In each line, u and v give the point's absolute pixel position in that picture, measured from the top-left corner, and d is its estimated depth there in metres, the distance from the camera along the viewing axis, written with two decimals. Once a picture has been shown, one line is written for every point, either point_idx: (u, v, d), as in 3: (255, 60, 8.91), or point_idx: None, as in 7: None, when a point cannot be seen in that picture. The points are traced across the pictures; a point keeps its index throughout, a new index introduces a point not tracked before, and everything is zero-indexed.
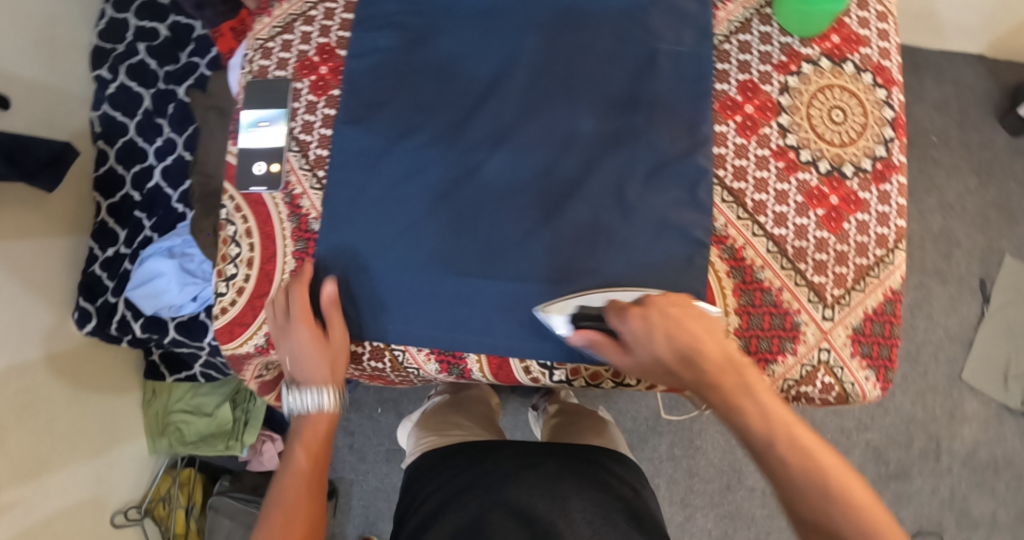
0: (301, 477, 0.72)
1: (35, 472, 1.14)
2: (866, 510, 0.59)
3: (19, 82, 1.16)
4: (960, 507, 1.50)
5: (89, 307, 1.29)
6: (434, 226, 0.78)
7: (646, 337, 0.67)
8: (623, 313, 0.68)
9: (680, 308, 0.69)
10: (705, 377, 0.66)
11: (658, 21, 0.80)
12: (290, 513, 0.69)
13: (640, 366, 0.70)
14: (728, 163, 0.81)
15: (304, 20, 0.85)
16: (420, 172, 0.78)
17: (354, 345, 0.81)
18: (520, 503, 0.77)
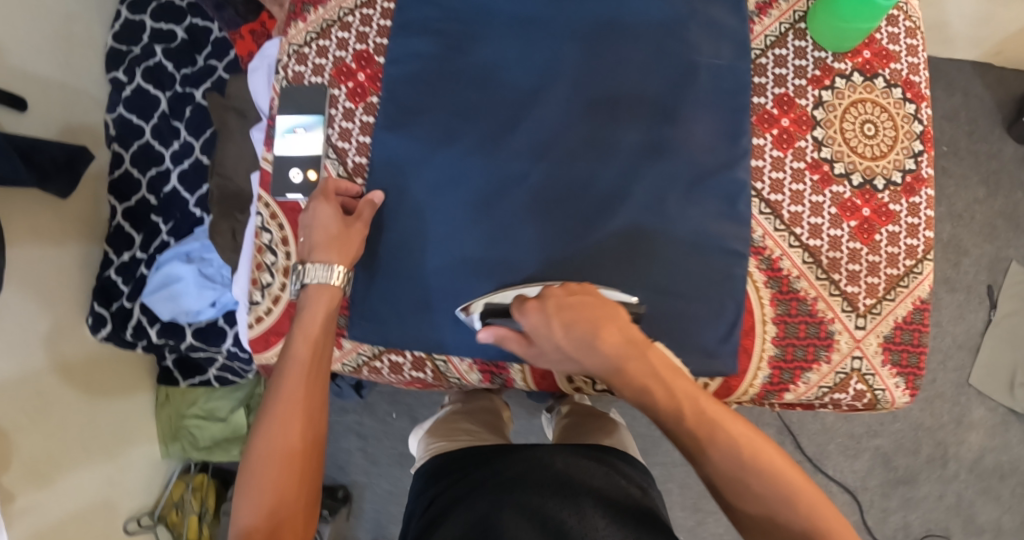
0: (302, 366, 0.70)
1: (48, 476, 1.12)
2: (781, 473, 0.62)
3: (34, 84, 1.15)
4: (966, 513, 1.53)
5: (104, 312, 1.28)
6: (475, 235, 0.78)
7: (544, 326, 0.67)
8: (523, 306, 0.69)
9: (577, 293, 0.68)
10: (605, 366, 0.67)
11: (697, 36, 0.80)
12: (288, 406, 0.67)
13: (542, 356, 0.70)
14: (765, 175, 0.84)
15: (339, 26, 0.84)
16: (462, 180, 0.78)
17: (395, 355, 0.81)
18: (530, 502, 0.72)
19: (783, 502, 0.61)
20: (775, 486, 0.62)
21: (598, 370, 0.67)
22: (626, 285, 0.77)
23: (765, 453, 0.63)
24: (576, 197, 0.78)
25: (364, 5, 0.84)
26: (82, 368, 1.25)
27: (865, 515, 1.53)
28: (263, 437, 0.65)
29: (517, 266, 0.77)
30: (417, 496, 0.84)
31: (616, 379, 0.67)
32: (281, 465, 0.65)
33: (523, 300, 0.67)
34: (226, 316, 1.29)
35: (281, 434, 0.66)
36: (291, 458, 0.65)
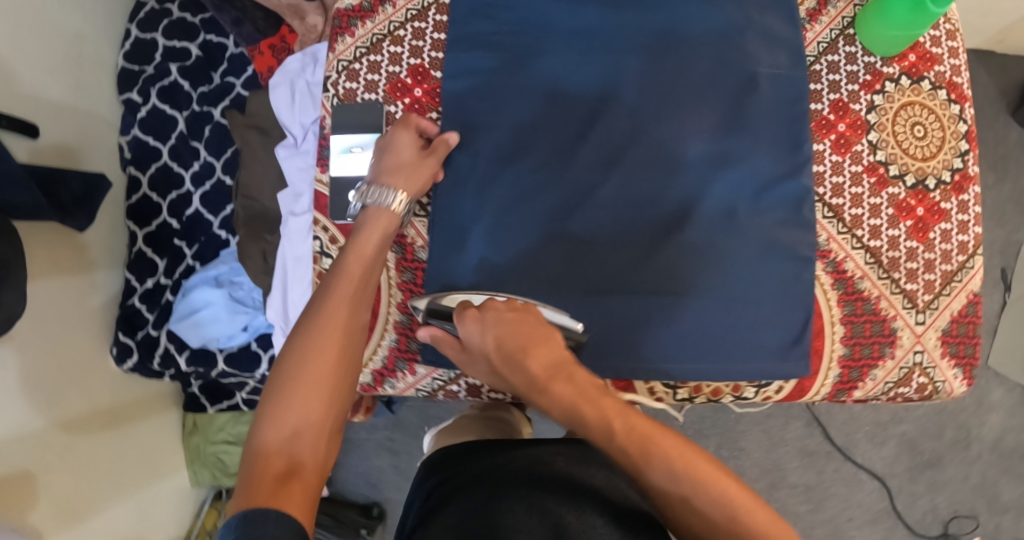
0: (348, 280, 0.69)
1: (80, 515, 1.06)
2: (713, 481, 0.59)
3: (47, 106, 1.09)
4: (991, 493, 1.48)
5: (129, 342, 1.23)
6: (551, 255, 0.77)
7: (472, 334, 0.68)
8: (461, 313, 0.70)
9: (508, 306, 0.69)
10: (529, 381, 0.67)
11: (755, 45, 0.80)
12: (332, 319, 0.67)
13: (470, 363, 0.71)
14: (826, 180, 0.86)
15: (391, 40, 0.82)
16: (536, 195, 0.78)
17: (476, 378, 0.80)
18: (531, 499, 0.66)
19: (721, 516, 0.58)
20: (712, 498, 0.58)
21: (522, 385, 0.68)
22: (690, 294, 0.78)
23: (702, 466, 0.60)
24: (637, 224, 0.78)
25: (416, 18, 0.82)
26: (108, 399, 1.19)
27: (894, 500, 1.47)
28: (301, 345, 0.65)
29: (593, 282, 0.77)
30: (417, 486, 0.79)
31: (540, 395, 0.67)
32: (311, 383, 0.63)
33: (459, 309, 0.68)
34: (259, 339, 1.26)
35: (316, 352, 0.65)
36: (321, 378, 0.64)
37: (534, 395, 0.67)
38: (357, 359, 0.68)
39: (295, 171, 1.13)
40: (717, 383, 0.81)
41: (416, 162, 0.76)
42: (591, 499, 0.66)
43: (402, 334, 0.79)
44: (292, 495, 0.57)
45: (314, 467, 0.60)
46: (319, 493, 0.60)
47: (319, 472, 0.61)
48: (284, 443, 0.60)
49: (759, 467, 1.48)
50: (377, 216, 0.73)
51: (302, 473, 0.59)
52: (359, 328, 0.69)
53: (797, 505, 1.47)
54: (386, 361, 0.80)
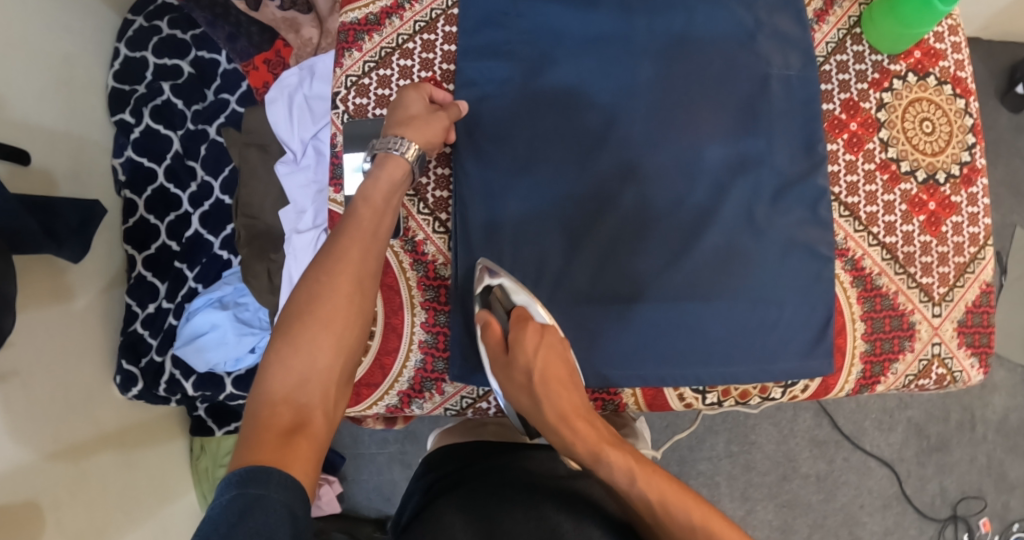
0: (357, 229, 0.69)
1: None
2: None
3: (39, 132, 1.06)
4: (997, 472, 1.46)
5: (134, 369, 1.18)
6: (579, 267, 0.79)
7: (525, 346, 0.71)
8: (520, 327, 0.73)
9: (559, 338, 0.74)
10: (561, 412, 0.70)
11: (767, 46, 0.84)
12: (341, 267, 0.67)
13: (508, 379, 0.73)
14: (841, 180, 0.86)
15: (400, 53, 0.85)
16: (560, 202, 0.80)
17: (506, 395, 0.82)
18: (533, 501, 0.68)
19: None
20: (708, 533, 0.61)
21: (553, 413, 0.70)
22: (715, 297, 0.79)
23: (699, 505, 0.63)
24: (660, 234, 0.80)
25: (424, 30, 0.85)
26: (115, 425, 1.15)
27: (903, 485, 1.45)
28: (311, 295, 0.65)
29: (620, 290, 0.79)
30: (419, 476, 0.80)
31: (568, 427, 0.69)
32: (321, 337, 0.64)
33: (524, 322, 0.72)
34: None
35: (327, 303, 0.65)
36: (331, 332, 0.64)
37: (557, 427, 0.69)
38: (367, 312, 0.68)
39: (295, 188, 1.10)
40: (745, 385, 0.82)
41: (427, 116, 0.76)
42: (589, 508, 0.68)
43: (429, 354, 0.81)
44: (299, 449, 0.58)
45: (320, 421, 0.61)
46: (325, 446, 0.61)
47: (326, 424, 0.62)
48: (292, 395, 0.61)
49: (770, 460, 1.45)
50: (387, 164, 0.73)
51: (308, 426, 0.60)
52: (369, 279, 0.69)
53: (809, 495, 1.44)
54: (413, 382, 0.81)
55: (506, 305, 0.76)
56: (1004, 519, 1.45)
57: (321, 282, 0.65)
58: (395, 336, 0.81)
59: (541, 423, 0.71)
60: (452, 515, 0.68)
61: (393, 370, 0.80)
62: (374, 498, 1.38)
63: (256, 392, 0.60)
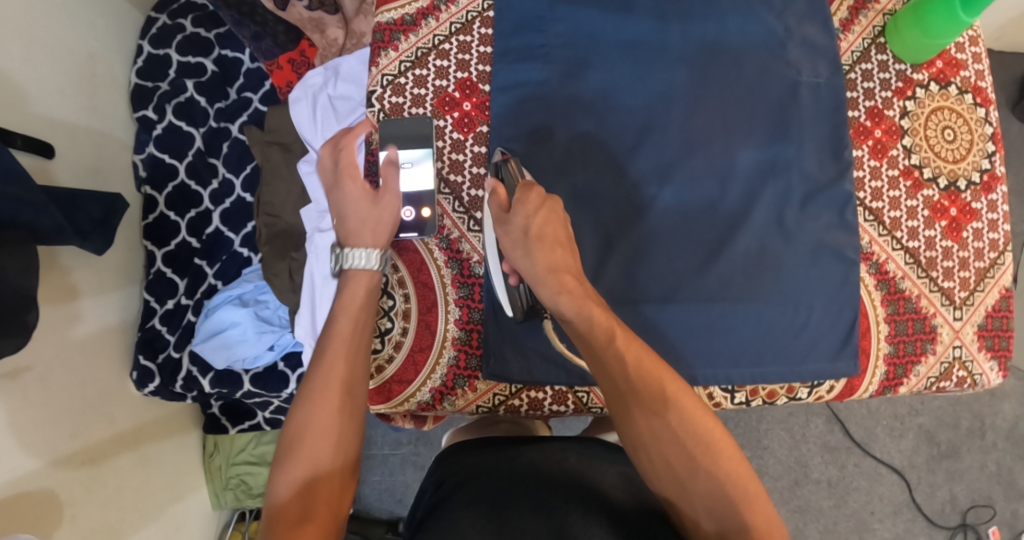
0: (342, 336, 0.70)
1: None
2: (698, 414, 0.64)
3: (61, 127, 1.05)
4: (1007, 480, 1.47)
5: (151, 365, 1.17)
6: (611, 267, 0.80)
7: (527, 205, 0.70)
8: (526, 188, 0.71)
9: (563, 208, 0.72)
10: (552, 267, 0.68)
11: (795, 54, 0.85)
12: (329, 374, 0.67)
13: (502, 233, 0.72)
14: (866, 185, 0.86)
15: (436, 54, 0.86)
16: (593, 203, 0.81)
17: (536, 391, 0.83)
18: (544, 499, 0.68)
19: (698, 450, 0.63)
20: (693, 428, 0.63)
21: (542, 266, 0.68)
22: (744, 300, 0.80)
23: (685, 396, 0.65)
24: (688, 239, 0.82)
25: (460, 31, 0.87)
26: (131, 423, 1.13)
27: (913, 492, 1.45)
28: (303, 405, 0.66)
29: (652, 290, 0.80)
30: (430, 475, 0.80)
31: (556, 280, 0.68)
32: (319, 440, 0.64)
33: (529, 184, 0.70)
34: (286, 359, 1.23)
35: (318, 409, 0.65)
36: (328, 438, 0.65)
37: (546, 279, 0.68)
38: (359, 408, 0.68)
39: (317, 188, 1.08)
40: (772, 385, 0.83)
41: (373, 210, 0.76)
42: (599, 502, 0.68)
43: (462, 351, 0.82)
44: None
45: (326, 524, 0.62)
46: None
47: (333, 524, 0.63)
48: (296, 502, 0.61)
49: (782, 465, 1.45)
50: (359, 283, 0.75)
51: (316, 524, 0.61)
52: (359, 381, 0.69)
53: (821, 501, 1.44)
54: (445, 379, 0.82)
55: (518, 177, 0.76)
56: (1013, 528, 1.45)
57: (311, 392, 0.66)
58: (428, 333, 0.82)
59: (530, 276, 0.69)
60: (460, 510, 0.68)
61: (426, 367, 0.81)
62: (385, 499, 1.37)
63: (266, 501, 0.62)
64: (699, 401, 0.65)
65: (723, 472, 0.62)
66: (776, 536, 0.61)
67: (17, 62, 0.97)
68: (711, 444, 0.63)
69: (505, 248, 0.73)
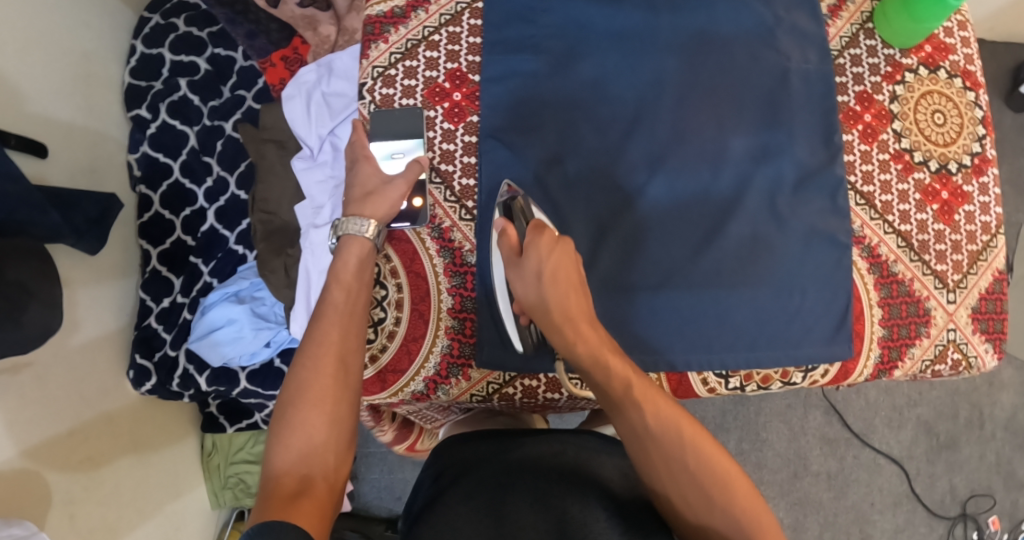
0: (335, 309, 0.71)
1: None
2: (717, 461, 0.62)
3: (56, 126, 1.05)
4: (1006, 470, 1.46)
5: (147, 364, 1.17)
6: (605, 254, 0.80)
7: (539, 247, 0.68)
8: (539, 230, 0.70)
9: (575, 248, 0.70)
10: (568, 313, 0.67)
11: (785, 41, 0.86)
12: (322, 345, 0.68)
13: (514, 277, 0.70)
14: (857, 169, 0.87)
15: (426, 45, 0.87)
16: (586, 190, 0.82)
17: (530, 379, 0.83)
18: (541, 492, 0.68)
19: (717, 492, 0.61)
20: (711, 470, 0.62)
21: (558, 312, 0.67)
22: (738, 285, 0.81)
23: (703, 439, 0.63)
24: (681, 226, 0.82)
25: (450, 23, 0.87)
26: (128, 419, 1.13)
27: (913, 483, 1.45)
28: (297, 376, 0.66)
29: (645, 276, 0.80)
30: (427, 467, 0.80)
31: (572, 328, 0.66)
32: (312, 409, 0.64)
33: (541, 227, 0.69)
34: (283, 355, 1.21)
35: (313, 380, 0.66)
36: (322, 408, 0.65)
37: (562, 327, 0.67)
38: (355, 379, 0.68)
39: (312, 184, 1.08)
40: (767, 369, 0.83)
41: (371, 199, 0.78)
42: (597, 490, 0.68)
43: (455, 339, 0.82)
44: (303, 517, 0.59)
45: (324, 488, 0.62)
46: (330, 511, 0.62)
47: (331, 490, 0.63)
48: (294, 469, 0.62)
49: (781, 458, 1.44)
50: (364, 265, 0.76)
51: (312, 492, 0.61)
52: (353, 353, 0.69)
53: (820, 493, 1.44)
54: (439, 367, 0.82)
55: (528, 215, 0.74)
56: (1013, 518, 1.45)
57: (306, 363, 0.66)
58: (422, 322, 0.82)
59: (545, 324, 0.68)
60: (459, 511, 0.68)
61: (420, 356, 0.81)
62: (385, 496, 1.36)
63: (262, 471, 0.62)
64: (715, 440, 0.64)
65: (744, 515, 0.61)
66: None
67: (12, 62, 0.98)
68: (732, 488, 0.61)
69: (518, 291, 0.71)
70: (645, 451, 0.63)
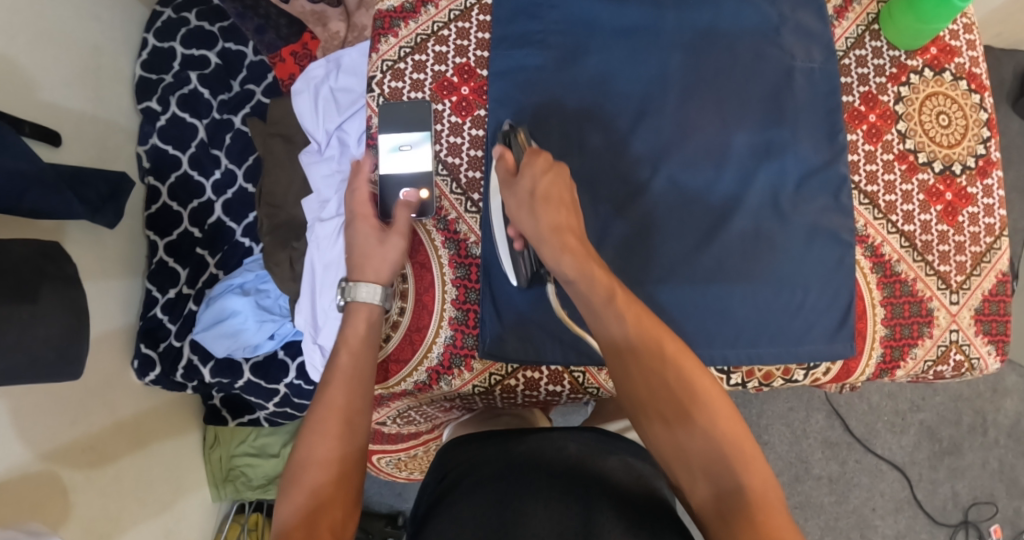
0: (342, 372, 0.71)
1: (109, 535, 1.01)
2: (695, 379, 0.60)
3: (67, 116, 1.06)
4: (1009, 477, 1.46)
5: (152, 353, 1.17)
6: (609, 248, 0.81)
7: (534, 167, 0.72)
8: (535, 153, 0.74)
9: (569, 174, 0.74)
10: (554, 226, 0.70)
11: (790, 41, 0.86)
12: (328, 407, 0.68)
13: (508, 194, 0.74)
14: (861, 169, 0.87)
15: (435, 40, 0.87)
16: (589, 186, 0.82)
17: (532, 371, 0.84)
18: (548, 492, 0.67)
19: (699, 417, 0.59)
20: (694, 391, 0.60)
21: (546, 224, 0.70)
22: (741, 281, 0.81)
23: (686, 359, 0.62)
24: (685, 223, 0.82)
25: (458, 18, 0.88)
26: (133, 414, 1.13)
27: (914, 489, 1.44)
28: (304, 440, 0.65)
29: (648, 272, 0.81)
30: (433, 469, 0.81)
31: (558, 240, 0.69)
32: (318, 470, 0.63)
33: (537, 149, 0.73)
34: (286, 347, 1.22)
35: (319, 440, 0.65)
36: (327, 468, 0.63)
37: (550, 237, 0.69)
38: (361, 440, 0.67)
39: (318, 178, 1.09)
40: (768, 366, 0.84)
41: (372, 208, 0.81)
42: (600, 487, 0.68)
43: (457, 330, 0.83)
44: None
45: None
46: None
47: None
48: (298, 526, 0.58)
49: (782, 460, 1.44)
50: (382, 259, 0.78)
51: None
52: (361, 415, 0.69)
53: (821, 496, 1.43)
54: (442, 358, 0.83)
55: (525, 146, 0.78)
56: (1015, 526, 1.44)
57: (313, 425, 0.66)
58: (426, 313, 0.83)
59: (532, 234, 0.71)
60: (461, 506, 0.68)
61: (423, 347, 0.82)
62: (385, 493, 1.37)
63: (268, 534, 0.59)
64: (697, 364, 0.62)
65: (721, 434, 0.58)
66: (774, 504, 0.55)
67: (23, 50, 0.99)
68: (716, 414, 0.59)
69: (511, 209, 0.74)
70: (624, 362, 0.63)
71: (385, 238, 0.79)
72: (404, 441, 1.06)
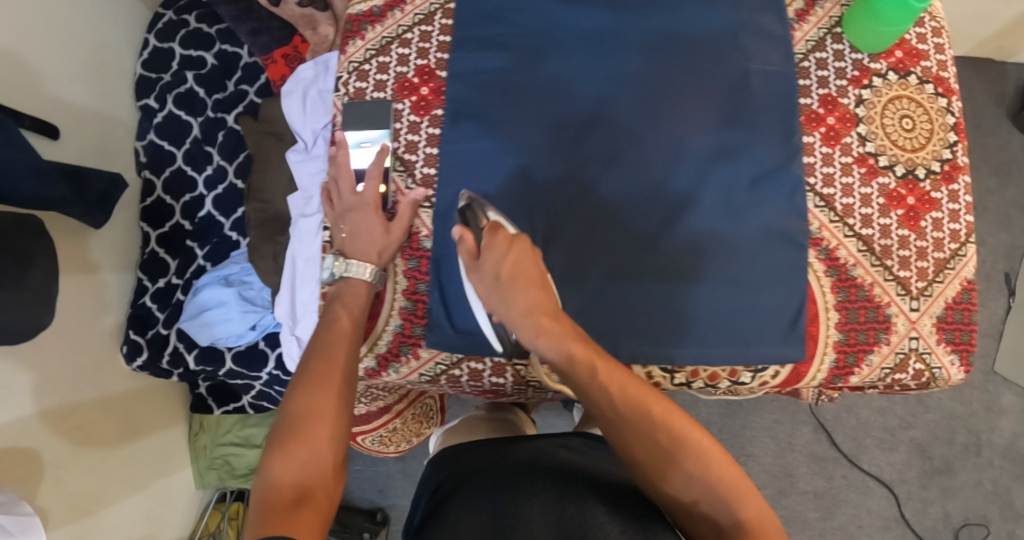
0: (344, 333, 0.77)
1: (90, 512, 1.04)
2: (681, 430, 0.65)
3: (70, 110, 1.13)
4: (1004, 499, 1.41)
5: (140, 339, 1.21)
6: (558, 246, 0.83)
7: (496, 252, 0.70)
8: (495, 230, 0.71)
9: (533, 244, 0.71)
10: (526, 308, 0.68)
11: (750, 44, 0.87)
12: (328, 364, 0.73)
13: (475, 280, 0.72)
14: (817, 171, 0.87)
15: (399, 42, 0.91)
16: (544, 184, 0.85)
17: (477, 362, 0.86)
18: (543, 493, 0.67)
19: (694, 465, 0.64)
20: (687, 445, 0.65)
21: (517, 309, 0.69)
22: (693, 280, 0.83)
23: (673, 415, 0.66)
24: (636, 221, 0.84)
25: (423, 22, 0.91)
26: (123, 402, 1.18)
27: (903, 508, 1.41)
28: (301, 391, 0.70)
29: (600, 267, 0.83)
30: (426, 481, 0.83)
31: (532, 323, 0.68)
32: (318, 422, 0.68)
33: (496, 228, 0.70)
34: (267, 338, 1.24)
35: (318, 393, 0.70)
36: (326, 422, 0.68)
37: (523, 322, 0.68)
38: (352, 402, 0.72)
39: (306, 175, 1.10)
40: (714, 367, 0.85)
41: (358, 199, 0.84)
42: (592, 486, 0.68)
43: (407, 319, 0.86)
44: (304, 522, 0.60)
45: (323, 496, 0.64)
46: (328, 522, 0.63)
47: (330, 504, 0.64)
48: (294, 478, 0.64)
49: (767, 473, 1.42)
50: (359, 241, 0.83)
51: (312, 498, 0.63)
52: (354, 376, 0.74)
53: (806, 511, 1.41)
54: (391, 346, 0.87)
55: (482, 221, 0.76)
56: None
57: (311, 378, 0.71)
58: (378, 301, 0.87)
59: (508, 320, 0.70)
60: (459, 516, 0.68)
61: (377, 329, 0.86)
62: (366, 489, 1.38)
63: (259, 480, 0.63)
64: (687, 416, 0.67)
65: (711, 479, 0.64)
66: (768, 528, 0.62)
67: (31, 46, 1.05)
68: (683, 436, 0.65)
69: (480, 293, 0.73)
70: (616, 428, 0.66)
71: (365, 222, 0.83)
72: (378, 418, 1.06)
